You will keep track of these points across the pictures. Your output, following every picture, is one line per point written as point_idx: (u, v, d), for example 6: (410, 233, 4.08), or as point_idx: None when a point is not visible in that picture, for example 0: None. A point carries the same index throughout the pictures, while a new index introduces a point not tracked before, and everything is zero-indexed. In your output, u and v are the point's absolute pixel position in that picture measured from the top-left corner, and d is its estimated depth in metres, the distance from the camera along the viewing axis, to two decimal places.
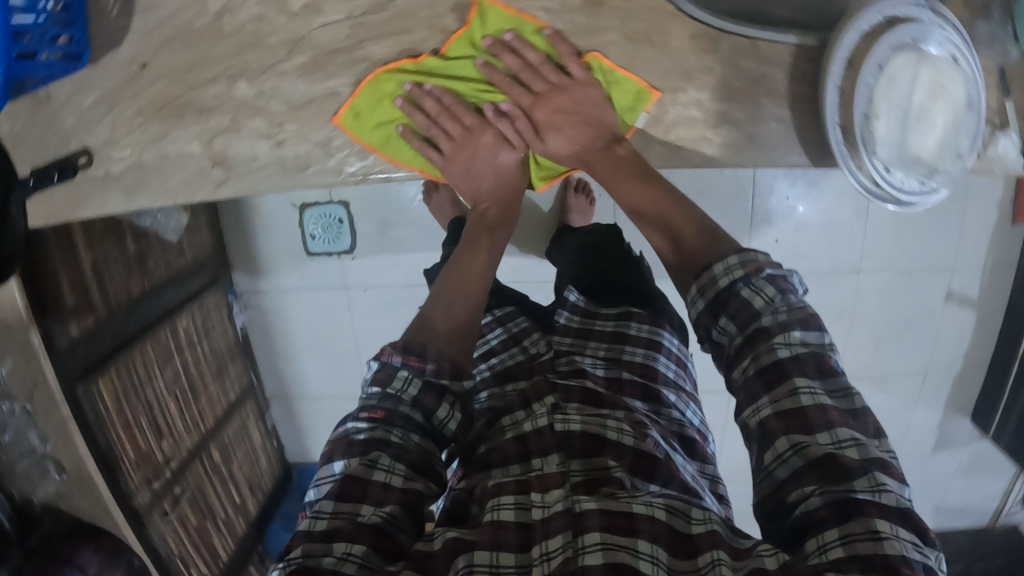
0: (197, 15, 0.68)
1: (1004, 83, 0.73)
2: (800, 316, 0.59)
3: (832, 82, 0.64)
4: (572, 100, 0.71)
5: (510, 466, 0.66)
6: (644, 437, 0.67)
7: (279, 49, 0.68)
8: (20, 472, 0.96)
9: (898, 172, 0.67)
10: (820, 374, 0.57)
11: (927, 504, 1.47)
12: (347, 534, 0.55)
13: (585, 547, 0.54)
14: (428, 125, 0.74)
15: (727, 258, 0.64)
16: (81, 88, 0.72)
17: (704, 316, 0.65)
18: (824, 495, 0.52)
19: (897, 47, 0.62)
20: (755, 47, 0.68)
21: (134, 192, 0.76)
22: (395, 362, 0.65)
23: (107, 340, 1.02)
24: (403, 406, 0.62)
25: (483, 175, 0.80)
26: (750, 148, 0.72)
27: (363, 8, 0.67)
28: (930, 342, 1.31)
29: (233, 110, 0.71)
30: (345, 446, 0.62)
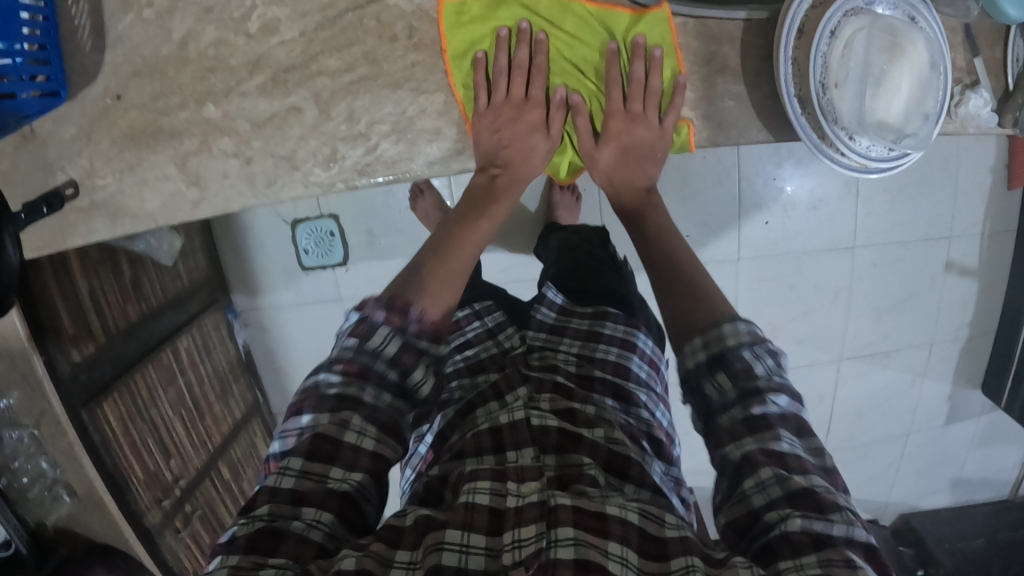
0: (163, 44, 0.71)
1: (971, 40, 0.72)
2: (789, 384, 0.60)
3: (786, 53, 0.62)
4: (644, 132, 0.74)
5: (484, 456, 0.69)
6: (615, 435, 0.71)
7: (240, 71, 0.71)
8: (32, 499, 1.03)
9: (863, 139, 0.66)
10: (799, 432, 0.59)
11: (946, 479, 1.43)
12: (314, 500, 0.56)
13: (558, 540, 0.55)
14: (505, 66, 0.73)
15: (736, 322, 0.63)
16: (62, 122, 0.75)
17: (700, 368, 0.63)
18: (804, 519, 0.51)
19: (848, 12, 0.62)
20: (703, 26, 0.71)
21: (115, 220, 0.78)
22: (376, 318, 0.63)
23: (109, 366, 1.05)
24: (379, 363, 0.61)
25: (510, 144, 0.76)
26: (710, 128, 0.73)
27: (317, 24, 0.69)
28: (932, 315, 1.28)
29: (202, 132, 0.73)
30: (315, 400, 0.61)
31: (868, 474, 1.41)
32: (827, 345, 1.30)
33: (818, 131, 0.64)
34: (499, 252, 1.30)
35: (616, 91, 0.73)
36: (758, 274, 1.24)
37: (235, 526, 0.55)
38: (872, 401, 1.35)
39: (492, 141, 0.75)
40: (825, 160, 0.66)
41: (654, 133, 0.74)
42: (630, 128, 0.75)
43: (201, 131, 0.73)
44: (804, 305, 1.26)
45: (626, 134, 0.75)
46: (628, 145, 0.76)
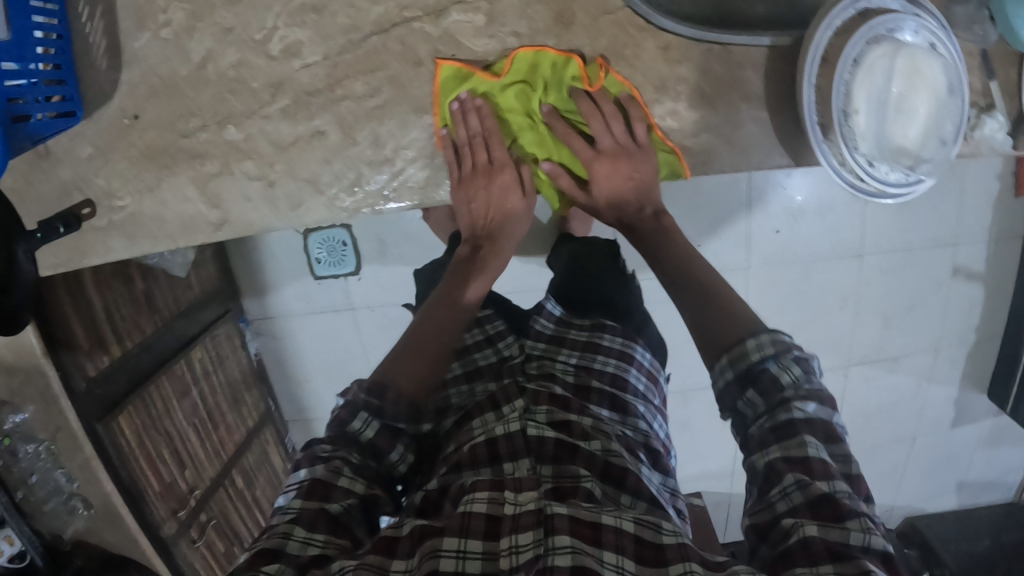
0: (181, 64, 0.71)
1: (987, 65, 0.72)
2: (819, 393, 0.61)
3: (809, 79, 0.63)
4: (628, 164, 0.77)
5: (481, 469, 0.71)
6: (612, 448, 0.74)
7: (263, 93, 0.71)
8: (48, 512, 1.03)
9: (883, 165, 0.65)
10: (828, 440, 0.59)
11: (952, 481, 1.45)
12: (307, 520, 0.59)
13: (555, 548, 0.57)
14: (466, 140, 0.75)
15: (758, 335, 0.65)
16: (77, 141, 0.74)
17: (730, 387, 0.65)
18: (820, 528, 0.53)
19: (871, 40, 0.61)
20: (728, 51, 0.71)
21: (134, 239, 0.77)
22: (360, 399, 0.68)
23: (124, 379, 1.05)
24: (360, 445, 0.66)
25: (488, 213, 0.82)
26: (731, 150, 0.74)
27: (340, 47, 0.69)
28: (939, 318, 1.29)
29: (223, 155, 0.73)
30: (310, 458, 0.65)
31: (875, 478, 1.43)
32: (835, 350, 1.31)
33: (839, 159, 0.64)
34: (511, 260, 1.31)
35: (576, 142, 0.75)
36: (766, 280, 1.25)
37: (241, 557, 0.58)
38: (879, 404, 1.36)
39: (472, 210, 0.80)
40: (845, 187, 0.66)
41: (636, 159, 0.76)
42: (613, 164, 0.76)
43: (222, 154, 0.73)
44: (812, 311, 1.27)
45: (612, 172, 0.77)
46: (620, 178, 0.78)
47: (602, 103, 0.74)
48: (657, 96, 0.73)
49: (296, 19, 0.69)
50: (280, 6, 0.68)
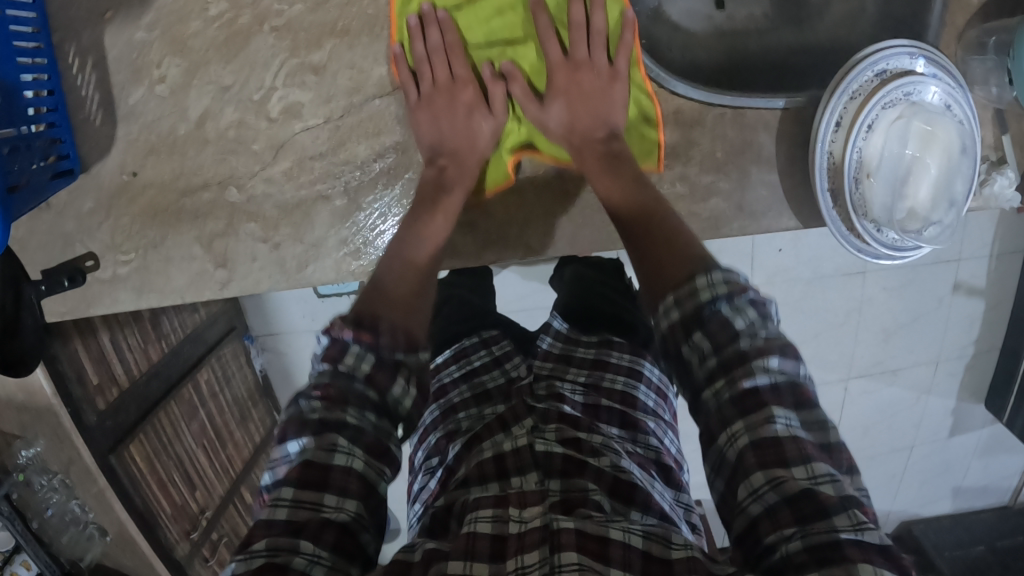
0: (179, 122, 0.72)
1: (1000, 119, 0.76)
2: (777, 343, 0.59)
3: (821, 147, 0.66)
4: (592, 79, 0.73)
5: (488, 484, 0.74)
6: (621, 465, 0.75)
7: (264, 155, 0.73)
8: (66, 541, 1.08)
9: (890, 231, 0.67)
10: (797, 405, 0.58)
11: (946, 487, 1.48)
12: (311, 533, 0.54)
13: (562, 564, 0.59)
14: (425, 56, 0.72)
15: (709, 273, 0.62)
16: (79, 197, 0.74)
17: (675, 329, 0.62)
18: (805, 536, 0.51)
19: (887, 104, 0.63)
20: (741, 116, 0.75)
21: (141, 293, 0.77)
22: (346, 338, 0.61)
23: (134, 409, 1.06)
24: (357, 384, 0.60)
25: (452, 134, 0.74)
26: (743, 216, 0.77)
27: (342, 108, 0.73)
28: (941, 332, 1.30)
29: (228, 215, 0.74)
30: (298, 425, 0.59)
31: (873, 485, 1.46)
32: (836, 364, 1.32)
33: (849, 224, 0.67)
34: (515, 279, 1.33)
35: (552, 44, 0.72)
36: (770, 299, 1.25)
37: (233, 564, 0.53)
38: (881, 413, 1.38)
39: (433, 131, 0.73)
40: (850, 249, 0.68)
41: (605, 78, 0.73)
42: (577, 76, 0.73)
43: (227, 214, 0.74)
44: (815, 326, 1.28)
45: (574, 85, 0.73)
46: (583, 96, 0.73)
47: (599, 12, 0.71)
48: (670, 161, 0.76)
49: (295, 79, 0.72)
50: (278, 65, 0.71)
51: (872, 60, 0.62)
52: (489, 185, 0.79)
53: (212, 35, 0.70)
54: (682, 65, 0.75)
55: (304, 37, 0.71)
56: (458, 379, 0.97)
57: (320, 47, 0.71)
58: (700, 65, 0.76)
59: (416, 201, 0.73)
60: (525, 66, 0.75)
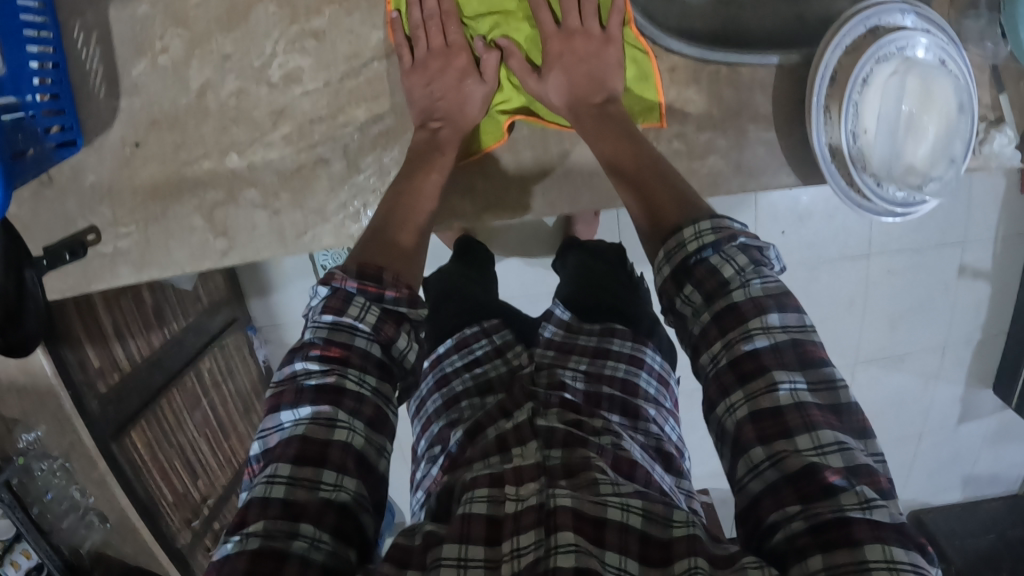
0: (181, 93, 0.73)
1: (997, 79, 0.76)
2: (775, 294, 0.58)
3: (817, 102, 0.68)
4: (586, 44, 0.73)
5: (489, 457, 0.74)
6: (622, 444, 0.75)
7: (265, 122, 0.74)
8: (65, 528, 1.06)
9: (891, 185, 0.70)
10: (801, 364, 0.56)
11: (957, 476, 1.46)
12: (312, 515, 0.54)
13: (557, 547, 0.59)
14: (420, 22, 0.73)
15: (698, 223, 0.61)
16: (80, 171, 0.75)
17: (668, 284, 0.63)
18: (809, 512, 0.50)
19: (881, 58, 0.66)
20: (735, 74, 0.76)
21: (141, 267, 0.77)
22: (349, 288, 0.60)
23: (137, 397, 1.06)
24: (359, 338, 0.59)
25: (443, 97, 0.74)
26: (741, 175, 0.77)
27: (341, 73, 0.74)
28: (946, 320, 1.29)
29: (228, 184, 0.75)
30: (295, 393, 0.58)
31: None
32: (842, 352, 1.31)
33: (848, 178, 0.69)
34: (516, 263, 1.35)
35: (545, 13, 0.73)
36: None
37: (228, 545, 0.53)
38: (888, 401, 1.36)
39: (425, 96, 0.73)
40: (852, 205, 0.69)
41: (599, 42, 0.73)
42: (572, 43, 0.73)
43: (227, 183, 0.75)
44: (819, 314, 1.27)
45: (569, 50, 0.72)
46: (578, 60, 0.73)
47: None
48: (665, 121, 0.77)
49: (296, 46, 0.73)
50: (279, 33, 0.73)
51: (865, 16, 0.65)
52: (484, 147, 0.79)
53: (214, 6, 0.72)
54: (677, 31, 0.74)
55: (304, 4, 0.72)
56: (460, 368, 0.97)
57: (320, 13, 0.73)
58: (698, 31, 0.75)
59: (410, 155, 0.73)
60: (520, 38, 0.76)
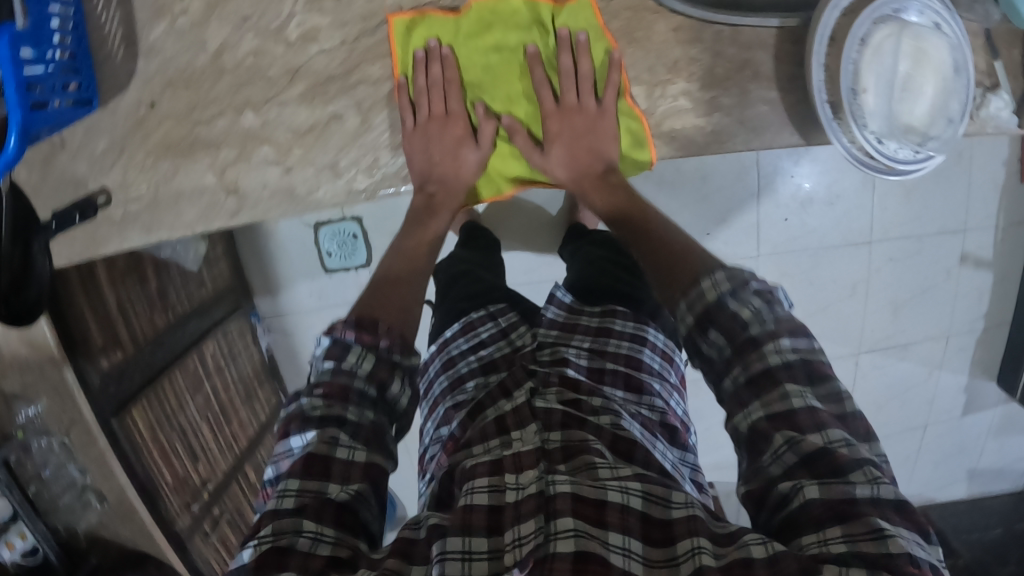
0: (198, 54, 0.74)
1: (991, 45, 0.77)
2: (786, 325, 0.64)
3: (817, 60, 0.67)
4: (583, 120, 0.80)
5: (489, 441, 0.74)
6: (621, 423, 0.76)
7: (280, 80, 0.75)
8: (64, 506, 1.05)
9: (892, 142, 0.71)
10: (810, 379, 0.62)
11: (962, 470, 1.43)
12: (313, 512, 0.58)
13: (557, 532, 0.58)
14: (424, 90, 0.78)
15: (714, 274, 0.68)
16: (93, 134, 0.77)
17: (692, 331, 0.68)
18: (822, 489, 0.55)
19: (877, 20, 0.66)
20: (737, 33, 0.75)
21: (151, 230, 0.80)
22: (348, 338, 0.66)
23: (138, 375, 1.05)
24: (357, 381, 0.64)
25: (438, 164, 0.82)
26: (745, 130, 0.78)
27: (358, 32, 0.75)
28: (948, 309, 1.29)
29: (240, 142, 0.77)
30: (301, 421, 0.63)
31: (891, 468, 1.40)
32: (844, 339, 1.31)
33: (849, 137, 0.69)
34: (523, 253, 1.35)
35: (545, 91, 0.79)
36: (776, 270, 1.26)
37: (247, 549, 0.58)
38: (890, 392, 1.36)
39: (424, 159, 0.80)
40: (857, 163, 0.71)
41: (594, 116, 0.79)
42: (569, 120, 0.80)
43: (240, 140, 0.77)
44: (821, 300, 1.28)
45: (567, 128, 0.80)
46: (575, 136, 0.80)
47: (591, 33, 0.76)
48: (670, 76, 0.77)
49: (313, 6, 0.73)
50: None
51: None
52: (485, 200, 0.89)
53: None
54: None
55: None
56: (466, 351, 0.97)
57: None
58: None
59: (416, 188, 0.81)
60: (521, 114, 0.82)
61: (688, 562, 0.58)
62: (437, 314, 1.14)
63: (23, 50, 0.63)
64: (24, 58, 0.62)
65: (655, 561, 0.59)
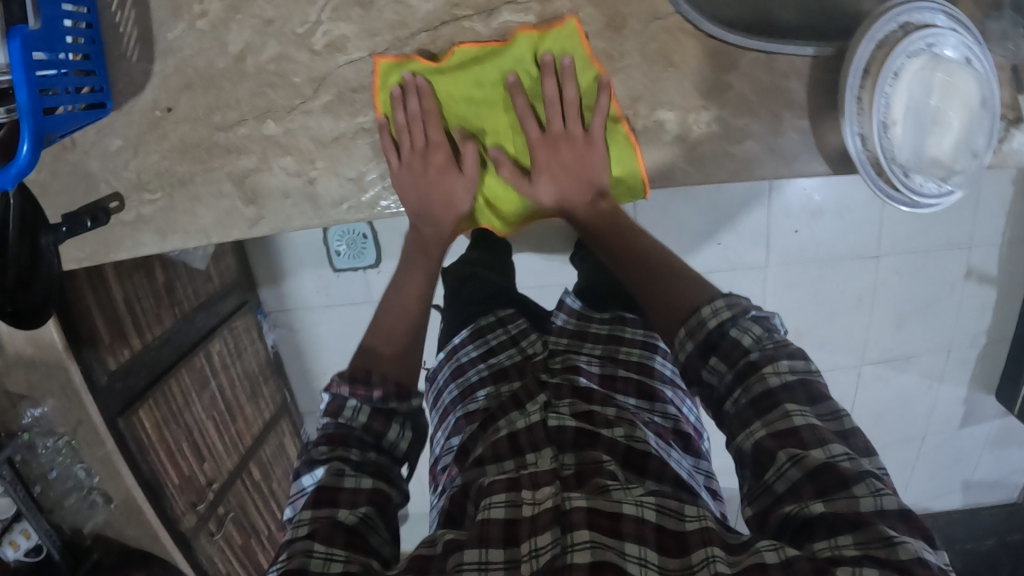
0: (218, 56, 0.73)
1: (1016, 79, 0.77)
2: (784, 348, 0.66)
3: (851, 92, 0.67)
4: (572, 151, 0.78)
5: (504, 462, 0.73)
6: (636, 434, 0.75)
7: (304, 88, 0.74)
8: (68, 506, 1.04)
9: (918, 176, 0.70)
10: (811, 401, 0.63)
11: (957, 481, 1.45)
12: (323, 535, 0.59)
13: (574, 544, 0.58)
14: (405, 124, 0.75)
15: (713, 302, 0.71)
16: (106, 134, 0.75)
17: (694, 358, 0.70)
18: (827, 503, 0.56)
19: (911, 54, 0.66)
20: (773, 61, 0.73)
21: (164, 234, 0.79)
22: (343, 393, 0.70)
23: (144, 372, 1.04)
24: (356, 431, 0.68)
25: (431, 198, 0.80)
26: (774, 159, 0.76)
27: (386, 43, 0.73)
28: (952, 321, 1.30)
29: (261, 149, 0.76)
30: (309, 462, 0.67)
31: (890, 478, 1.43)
32: (848, 350, 1.33)
33: (877, 169, 0.69)
34: (532, 257, 1.34)
35: (530, 122, 0.76)
36: (783, 281, 1.27)
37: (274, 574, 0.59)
38: (891, 402, 1.38)
39: (412, 195, 0.78)
40: (881, 195, 0.70)
41: (583, 146, 0.77)
42: (558, 150, 0.78)
43: (261, 148, 0.76)
44: (828, 311, 1.29)
45: (556, 160, 0.78)
46: (566, 168, 0.79)
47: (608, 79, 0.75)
48: (703, 102, 0.75)
49: (342, 14, 0.72)
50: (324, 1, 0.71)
51: (896, 13, 0.65)
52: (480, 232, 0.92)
53: None
54: (713, 19, 0.73)
55: None
56: (475, 359, 0.97)
57: None
58: (734, 19, 0.73)
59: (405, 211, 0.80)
60: (509, 149, 0.81)
61: (703, 571, 0.57)
62: (447, 317, 1.13)
63: (35, 53, 0.61)
64: (35, 60, 0.61)
65: (672, 571, 0.58)
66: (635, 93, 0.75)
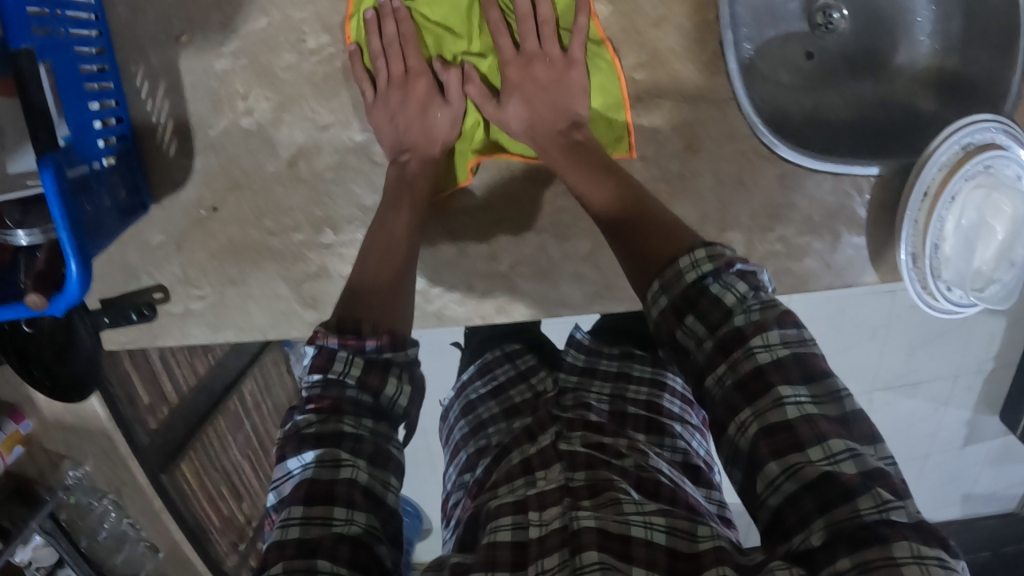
0: (270, 160, 0.79)
1: None
2: (773, 313, 0.53)
3: (909, 215, 0.71)
4: (547, 69, 0.74)
5: (514, 481, 0.62)
6: (648, 465, 0.63)
7: (365, 197, 0.80)
8: (120, 564, 1.07)
9: (958, 290, 0.74)
10: (807, 379, 0.51)
11: (957, 494, 1.54)
12: (327, 550, 0.48)
13: (583, 566, 0.49)
14: (378, 49, 0.75)
15: (693, 250, 0.57)
16: (147, 229, 0.81)
17: (667, 316, 0.57)
18: (827, 523, 0.45)
19: (968, 177, 0.69)
20: (839, 182, 0.76)
21: (215, 327, 0.84)
22: (331, 345, 0.55)
23: (183, 424, 1.03)
24: (349, 390, 0.54)
25: (410, 128, 0.76)
26: (831, 275, 0.79)
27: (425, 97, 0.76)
28: (960, 349, 1.34)
29: (320, 259, 0.81)
30: (297, 442, 0.53)
31: None
32: (859, 377, 1.38)
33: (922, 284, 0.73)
34: None
35: (502, 36, 0.74)
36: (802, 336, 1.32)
37: None
38: (901, 424, 1.44)
39: (389, 126, 0.76)
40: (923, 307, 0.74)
41: (559, 64, 0.74)
42: (531, 67, 0.74)
43: (319, 257, 0.81)
44: (844, 343, 1.33)
45: (528, 78, 0.74)
46: (539, 88, 0.74)
47: (679, 199, 0.78)
48: (772, 224, 0.78)
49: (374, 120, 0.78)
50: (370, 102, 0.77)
51: (959, 135, 0.67)
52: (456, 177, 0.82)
53: (308, 69, 0.77)
54: (774, 110, 0.75)
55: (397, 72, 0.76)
56: (484, 395, 0.84)
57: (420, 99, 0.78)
58: (789, 118, 0.76)
59: (386, 198, 0.73)
60: (483, 68, 0.78)
61: None
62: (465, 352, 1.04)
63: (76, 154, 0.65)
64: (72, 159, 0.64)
65: None
66: (705, 217, 0.79)
